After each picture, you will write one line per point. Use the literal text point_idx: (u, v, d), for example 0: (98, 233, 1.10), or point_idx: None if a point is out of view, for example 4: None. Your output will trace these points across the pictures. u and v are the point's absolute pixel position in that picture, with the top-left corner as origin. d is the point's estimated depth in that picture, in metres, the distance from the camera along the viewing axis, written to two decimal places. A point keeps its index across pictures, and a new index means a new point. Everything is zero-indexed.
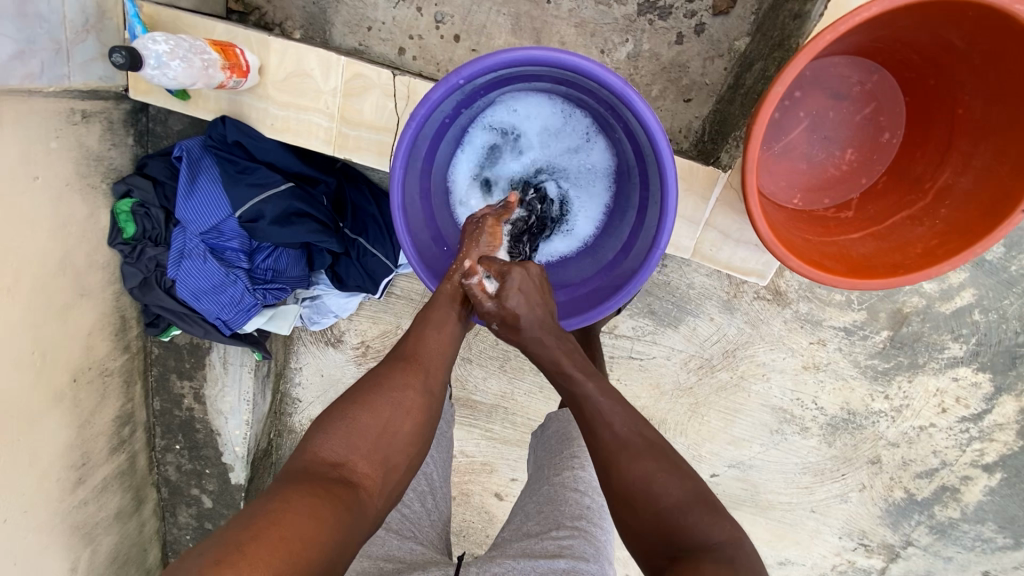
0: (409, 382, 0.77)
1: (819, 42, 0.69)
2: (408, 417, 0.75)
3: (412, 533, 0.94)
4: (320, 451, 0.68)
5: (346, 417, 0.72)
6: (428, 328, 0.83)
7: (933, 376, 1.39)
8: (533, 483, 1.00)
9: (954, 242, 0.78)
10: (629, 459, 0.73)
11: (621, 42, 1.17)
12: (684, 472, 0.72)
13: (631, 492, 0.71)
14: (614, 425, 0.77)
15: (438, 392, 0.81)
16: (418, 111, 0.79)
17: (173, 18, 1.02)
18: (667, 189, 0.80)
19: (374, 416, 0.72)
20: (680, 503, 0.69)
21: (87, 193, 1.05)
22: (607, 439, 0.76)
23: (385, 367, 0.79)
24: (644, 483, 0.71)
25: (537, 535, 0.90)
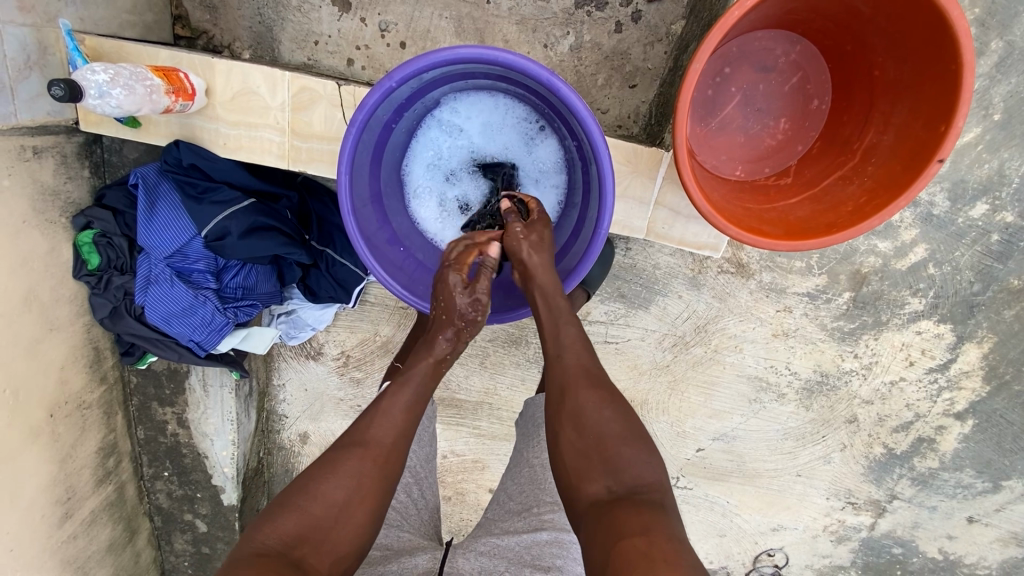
0: (365, 469, 0.77)
1: (729, 18, 0.76)
2: (362, 505, 0.76)
3: (399, 522, 0.92)
4: (271, 539, 0.70)
5: (297, 507, 0.73)
6: (388, 407, 0.83)
7: (898, 332, 1.42)
8: (514, 463, 1.00)
9: (881, 198, 0.84)
10: (587, 388, 0.82)
11: (562, 35, 1.21)
12: (629, 410, 0.82)
13: (583, 416, 0.80)
14: (578, 356, 0.85)
15: (396, 473, 0.80)
16: (356, 117, 0.82)
17: (117, 48, 1.03)
18: (603, 171, 0.83)
19: (326, 507, 0.74)
20: (623, 435, 0.78)
21: (47, 228, 1.06)
22: (571, 364, 0.84)
23: (341, 449, 0.79)
24: (594, 410, 0.80)
25: (518, 514, 0.93)
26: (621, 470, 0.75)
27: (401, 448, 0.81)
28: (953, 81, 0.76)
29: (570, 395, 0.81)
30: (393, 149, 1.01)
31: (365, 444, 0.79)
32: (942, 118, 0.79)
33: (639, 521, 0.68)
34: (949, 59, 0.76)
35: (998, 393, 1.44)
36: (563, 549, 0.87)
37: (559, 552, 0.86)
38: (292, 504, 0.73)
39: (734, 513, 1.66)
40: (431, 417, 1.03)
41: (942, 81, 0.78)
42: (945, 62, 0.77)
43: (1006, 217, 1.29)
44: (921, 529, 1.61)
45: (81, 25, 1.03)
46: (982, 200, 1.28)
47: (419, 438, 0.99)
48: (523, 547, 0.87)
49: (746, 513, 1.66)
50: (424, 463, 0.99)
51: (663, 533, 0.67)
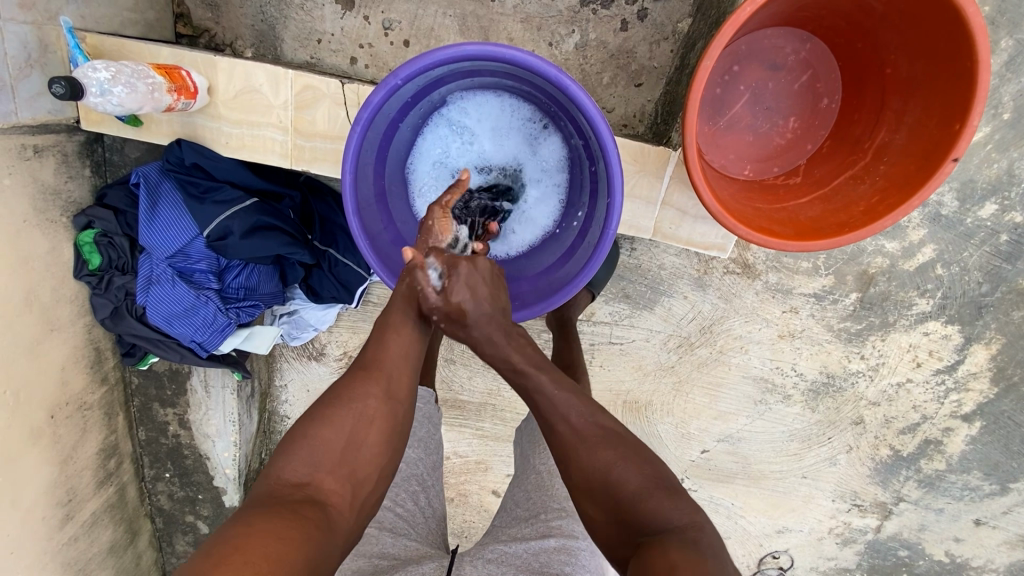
0: (371, 391, 0.76)
1: (741, 14, 0.75)
2: (372, 427, 0.75)
3: (405, 530, 0.91)
4: (284, 474, 0.69)
5: (307, 437, 0.72)
6: (388, 333, 0.82)
7: (905, 333, 1.41)
8: (520, 472, 1.01)
9: (892, 197, 0.83)
10: (588, 451, 0.74)
11: (567, 33, 1.19)
12: (646, 458, 0.73)
13: (590, 479, 0.72)
14: (570, 417, 0.76)
15: (404, 397, 0.79)
16: (361, 115, 0.81)
17: (119, 46, 1.02)
18: (611, 171, 0.82)
19: (337, 433, 0.72)
20: (640, 489, 0.70)
21: (48, 227, 1.05)
22: (565, 433, 0.76)
23: (347, 378, 0.78)
24: (603, 471, 0.72)
25: (525, 520, 0.91)
26: (647, 523, 0.67)
27: (407, 371, 0.81)
28: (968, 79, 0.75)
29: (575, 462, 0.74)
30: (397, 148, 0.99)
31: (368, 369, 0.79)
32: (956, 116, 0.78)
33: (666, 560, 0.60)
34: (963, 56, 0.75)
35: (1007, 394, 1.43)
36: (572, 556, 0.83)
37: (568, 559, 0.83)
38: (302, 437, 0.72)
39: (739, 515, 1.65)
40: (436, 423, 1.04)
41: (956, 78, 0.77)
42: (960, 59, 0.75)
43: (1015, 217, 1.28)
44: (927, 532, 1.59)
45: (82, 22, 1.02)
46: (992, 200, 1.27)
47: (425, 445, 1.00)
48: (531, 554, 0.84)
49: (751, 515, 1.65)
50: (429, 469, 0.99)
51: (693, 571, 0.59)
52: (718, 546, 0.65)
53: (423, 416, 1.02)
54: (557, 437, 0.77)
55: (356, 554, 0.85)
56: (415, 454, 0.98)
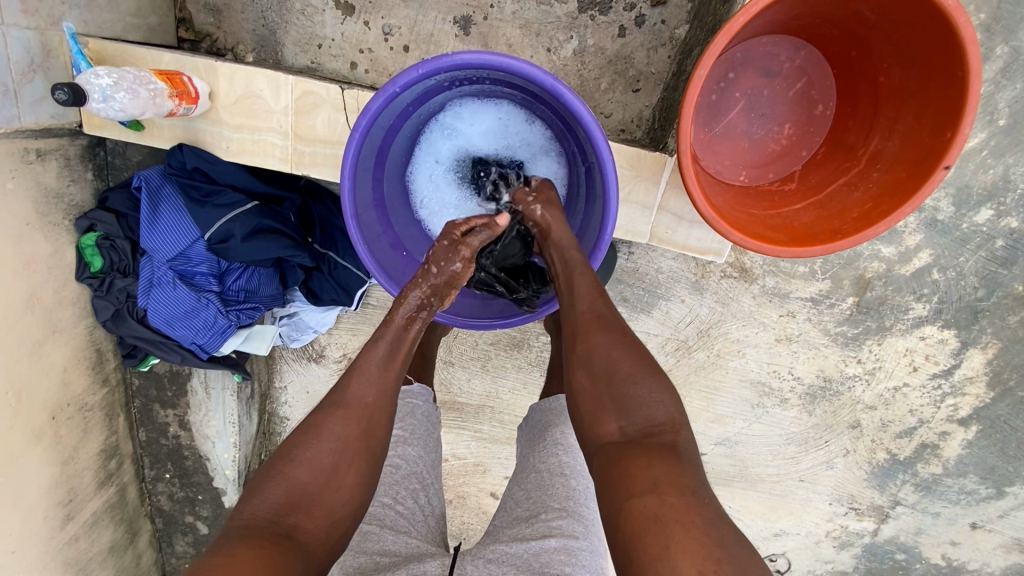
0: (347, 430, 0.76)
1: (734, 24, 0.76)
2: (349, 468, 0.74)
3: (406, 528, 0.91)
4: (259, 511, 0.68)
5: (283, 475, 0.71)
6: (368, 367, 0.81)
7: (901, 337, 1.42)
8: (520, 471, 1.01)
9: (886, 205, 0.84)
10: (598, 331, 0.77)
11: (566, 39, 1.20)
12: (644, 350, 0.76)
13: (590, 355, 0.75)
14: (591, 299, 0.80)
15: (381, 431, 0.79)
16: (360, 122, 0.82)
17: (120, 51, 1.03)
18: (607, 178, 0.83)
19: (314, 471, 0.72)
20: (637, 373, 0.73)
21: (49, 230, 1.06)
22: (583, 311, 0.80)
23: (324, 411, 0.77)
24: (606, 349, 0.75)
25: (526, 521, 0.92)
26: (635, 407, 0.71)
27: (386, 404, 0.80)
28: (959, 87, 0.76)
29: (581, 337, 0.78)
30: (397, 153, 1.00)
31: (347, 405, 0.77)
32: (948, 124, 0.78)
33: (648, 474, 0.64)
34: (954, 67, 0.76)
35: (1003, 399, 1.43)
36: (572, 557, 0.84)
37: (568, 559, 0.84)
38: (278, 471, 0.71)
39: (737, 518, 1.66)
40: (435, 423, 1.07)
41: (948, 86, 0.78)
42: (951, 69, 0.76)
43: (1011, 222, 1.28)
44: (924, 535, 1.60)
45: (84, 27, 1.03)
46: (988, 205, 1.27)
47: (424, 443, 1.01)
48: (531, 555, 0.85)
49: (748, 518, 1.65)
50: (428, 468, 1.00)
51: (674, 486, 0.63)
52: (694, 451, 0.68)
53: (423, 415, 1.05)
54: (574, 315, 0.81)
55: (358, 551, 0.85)
56: (415, 453, 0.99)
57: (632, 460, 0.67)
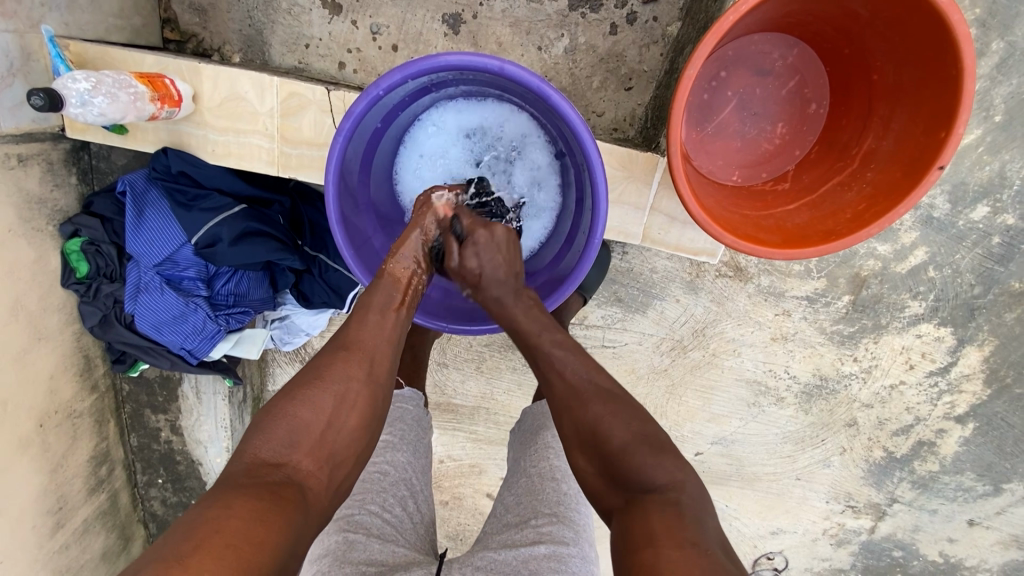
0: (351, 374, 0.75)
1: (724, 23, 0.74)
2: (353, 410, 0.73)
3: (394, 536, 0.90)
4: (262, 451, 0.66)
5: (286, 415, 0.69)
6: (369, 312, 0.81)
7: (898, 335, 1.41)
8: (511, 476, 1.00)
9: (880, 205, 0.83)
10: (580, 406, 0.77)
11: (557, 37, 1.19)
12: (634, 411, 0.75)
13: (581, 435, 0.75)
14: (566, 373, 0.80)
15: (383, 379, 0.79)
16: (343, 125, 0.80)
17: (102, 54, 1.01)
18: (595, 184, 0.82)
19: (318, 413, 0.70)
20: (628, 444, 0.71)
21: (33, 237, 1.05)
22: (561, 386, 0.80)
23: (326, 357, 0.76)
24: (593, 425, 0.74)
25: (516, 526, 0.91)
26: (632, 477, 0.69)
27: (386, 352, 0.80)
28: (954, 86, 0.75)
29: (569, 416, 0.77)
30: (383, 154, 0.99)
31: (349, 349, 0.77)
32: (942, 123, 0.77)
33: (646, 528, 0.62)
34: (949, 64, 0.74)
35: (999, 396, 1.43)
36: (562, 563, 0.83)
37: (557, 566, 0.83)
38: (280, 413, 0.69)
39: (734, 517, 1.65)
40: (425, 427, 1.07)
41: (943, 85, 0.76)
42: (947, 67, 0.75)
43: (1007, 219, 1.27)
44: (921, 532, 1.60)
45: (65, 29, 1.01)
46: (984, 202, 1.26)
47: (413, 448, 1.01)
48: (520, 561, 0.83)
49: (745, 517, 1.65)
50: (417, 473, 0.99)
51: (672, 540, 0.60)
52: (702, 507, 0.65)
53: (412, 419, 1.05)
54: (554, 394, 0.81)
55: (342, 561, 0.83)
56: (404, 458, 0.98)
57: (637, 518, 0.64)
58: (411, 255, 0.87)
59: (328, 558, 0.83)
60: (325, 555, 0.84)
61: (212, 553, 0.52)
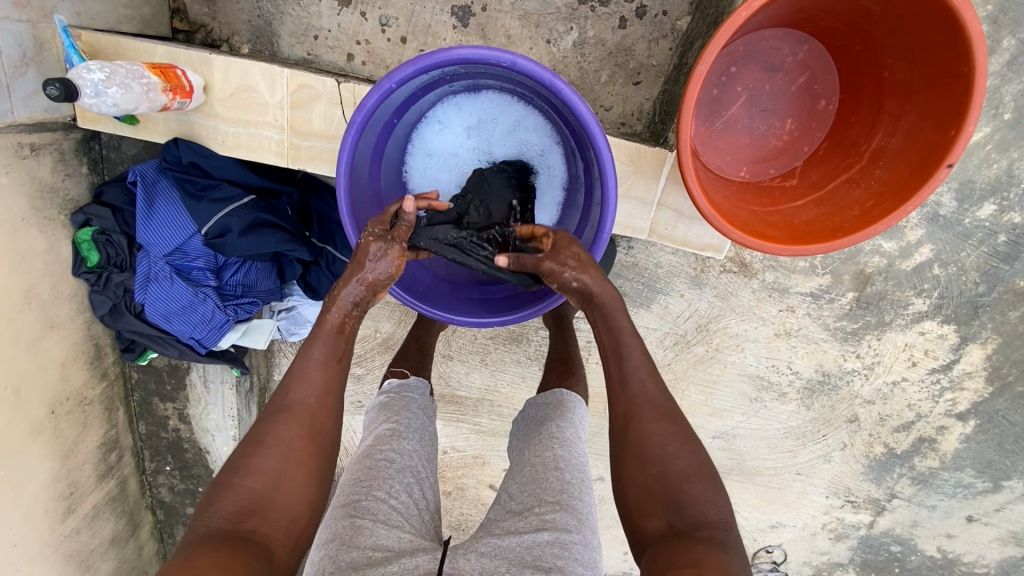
0: (292, 434, 0.76)
1: (736, 19, 0.74)
2: (298, 467, 0.75)
3: (399, 522, 0.89)
4: (213, 522, 0.68)
5: (232, 485, 0.71)
6: (306, 367, 0.80)
7: (901, 332, 1.42)
8: (515, 467, 1.02)
9: (887, 203, 0.83)
10: (651, 419, 0.79)
11: (566, 30, 1.19)
12: (697, 442, 0.79)
13: (645, 449, 0.78)
14: (645, 383, 0.82)
15: (327, 430, 0.79)
16: (355, 118, 0.81)
17: (114, 44, 1.02)
18: (605, 178, 0.82)
19: (264, 478, 0.72)
20: (689, 471, 0.75)
21: (45, 226, 1.06)
22: (636, 393, 0.81)
23: (266, 420, 0.76)
24: (661, 441, 0.77)
25: (519, 513, 0.92)
26: (684, 502, 0.73)
27: (327, 403, 0.80)
28: (965, 85, 0.75)
29: (635, 425, 0.80)
30: (393, 148, 0.99)
31: (289, 409, 0.77)
32: (952, 122, 0.77)
33: (694, 555, 0.67)
34: (960, 62, 0.74)
35: (1001, 394, 1.43)
36: (565, 550, 0.84)
37: (561, 552, 0.84)
38: (227, 485, 0.71)
39: (734, 510, 1.67)
40: (430, 415, 1.12)
41: (953, 83, 0.77)
42: (957, 66, 0.75)
43: (1014, 218, 1.27)
44: (919, 527, 1.61)
45: (77, 19, 1.02)
46: (990, 200, 1.27)
47: (419, 436, 1.04)
48: (524, 547, 0.85)
49: (745, 510, 1.67)
50: (423, 462, 1.01)
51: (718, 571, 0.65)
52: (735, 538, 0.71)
53: (418, 407, 1.11)
54: (625, 396, 0.82)
55: (349, 545, 0.83)
56: (410, 446, 1.01)
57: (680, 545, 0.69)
58: (352, 303, 0.82)
59: (334, 544, 0.84)
60: (332, 539, 0.85)
61: None
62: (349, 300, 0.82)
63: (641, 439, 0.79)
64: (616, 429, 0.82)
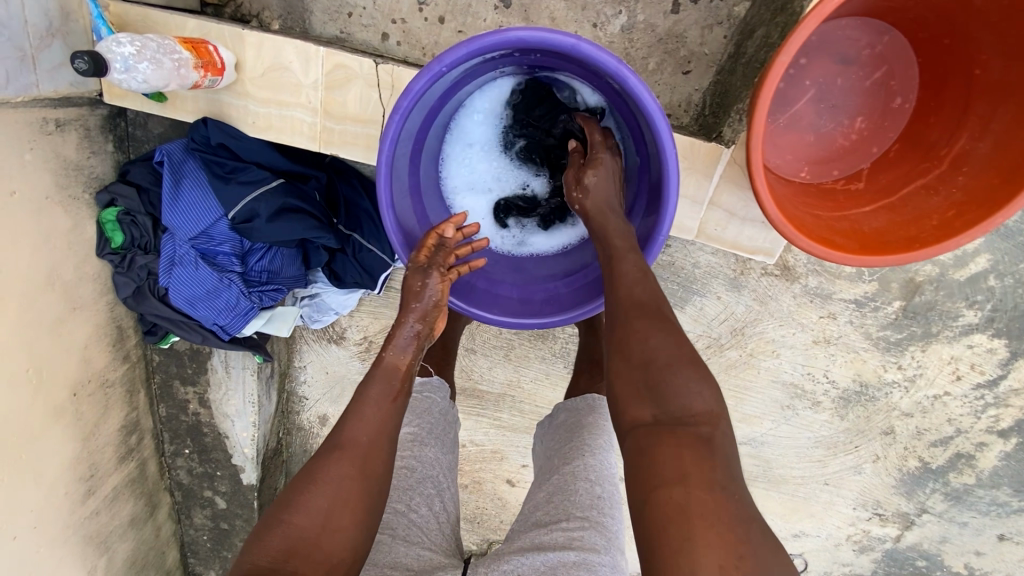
0: (342, 473, 0.72)
1: (828, 5, 0.67)
2: (346, 509, 0.71)
3: (419, 538, 0.87)
4: (259, 559, 0.65)
5: (280, 523, 0.69)
6: (362, 407, 0.79)
7: (947, 345, 1.35)
8: (543, 474, 0.99)
9: (971, 213, 0.76)
10: (635, 318, 0.72)
11: (614, 14, 1.11)
12: (686, 338, 0.71)
13: (628, 349, 0.71)
14: (633, 286, 0.76)
15: (379, 472, 0.75)
16: (400, 103, 0.75)
17: (143, 17, 0.97)
18: (668, 176, 0.76)
19: (311, 517, 0.69)
20: (674, 360, 0.68)
21: (70, 205, 1.02)
22: (625, 296, 0.75)
23: (319, 455, 0.74)
24: (643, 336, 0.70)
25: (544, 526, 0.89)
26: (667, 396, 0.66)
27: (381, 445, 0.77)
28: None
29: (619, 325, 0.74)
30: (433, 136, 0.95)
31: (342, 447, 0.75)
32: None
33: (675, 460, 0.61)
34: None
35: None
36: (591, 571, 0.81)
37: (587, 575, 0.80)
38: (275, 522, 0.69)
39: None
40: (451, 421, 1.06)
41: None
42: None
43: None
44: (947, 543, 1.56)
45: None
46: None
47: (441, 443, 0.99)
48: (548, 567, 0.81)
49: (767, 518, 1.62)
50: (444, 471, 0.97)
51: (701, 480, 0.59)
52: (728, 443, 0.64)
53: (439, 411, 1.05)
54: (614, 299, 0.76)
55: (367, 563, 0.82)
56: (432, 454, 0.97)
57: (659, 443, 0.63)
58: (408, 340, 0.86)
59: None
60: None
61: None
62: (404, 338, 0.86)
63: (624, 335, 0.73)
64: (609, 317, 0.77)
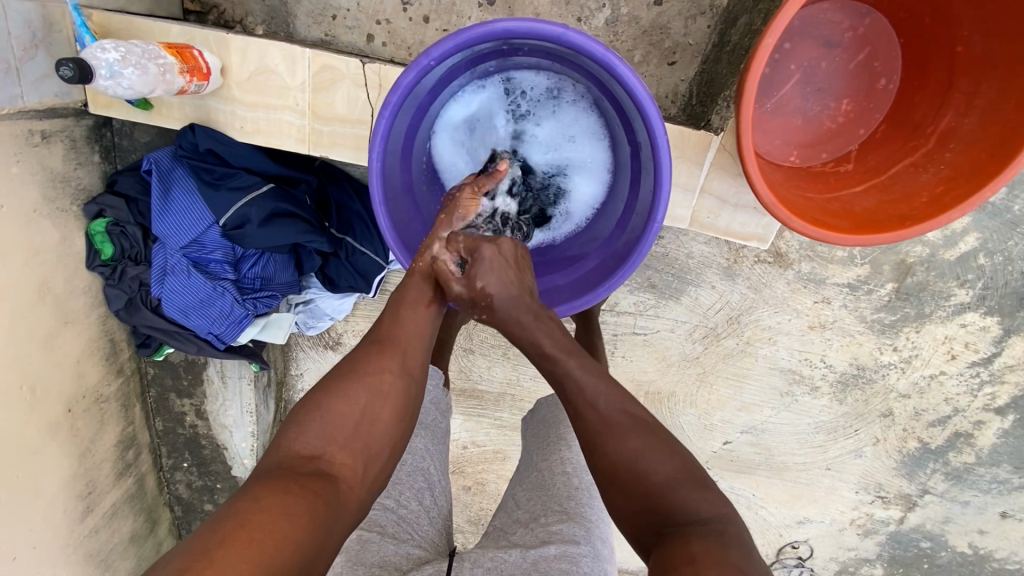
0: (386, 366, 0.74)
1: None
2: (386, 401, 0.72)
3: (409, 535, 0.88)
4: (294, 449, 0.64)
5: (321, 408, 0.68)
6: (400, 309, 0.81)
7: (941, 325, 1.36)
8: (519, 475, 0.99)
9: (960, 187, 0.76)
10: (615, 440, 0.70)
11: (598, 8, 1.12)
12: (676, 448, 0.69)
13: (620, 475, 0.68)
14: (598, 405, 0.73)
15: (417, 375, 0.78)
16: (389, 99, 0.76)
17: (126, 25, 0.97)
18: (659, 161, 0.78)
19: (351, 404, 0.69)
20: (672, 479, 0.66)
21: (57, 217, 1.01)
22: (595, 419, 0.72)
23: (360, 351, 0.76)
24: (632, 459, 0.68)
25: (526, 525, 0.88)
26: (671, 514, 0.63)
27: (418, 345, 0.79)
28: None
29: (600, 451, 0.70)
30: (424, 131, 0.96)
31: (382, 342, 0.77)
32: None
33: (688, 548, 0.58)
34: None
35: None
36: (572, 564, 0.80)
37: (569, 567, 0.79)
38: (316, 407, 0.68)
39: (760, 506, 1.63)
40: (443, 410, 0.99)
41: None
42: None
43: None
44: (951, 523, 1.56)
45: None
46: None
47: (431, 434, 0.96)
48: (529, 560, 0.80)
49: (771, 505, 1.62)
50: (435, 463, 0.95)
51: (716, 558, 0.56)
52: (748, 541, 0.60)
53: (430, 402, 0.98)
54: (584, 424, 0.73)
55: (355, 562, 0.81)
56: (422, 445, 0.94)
57: (671, 549, 0.59)
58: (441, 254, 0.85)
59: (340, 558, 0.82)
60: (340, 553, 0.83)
61: (237, 544, 0.51)
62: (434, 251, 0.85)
63: (610, 463, 0.69)
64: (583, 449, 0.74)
